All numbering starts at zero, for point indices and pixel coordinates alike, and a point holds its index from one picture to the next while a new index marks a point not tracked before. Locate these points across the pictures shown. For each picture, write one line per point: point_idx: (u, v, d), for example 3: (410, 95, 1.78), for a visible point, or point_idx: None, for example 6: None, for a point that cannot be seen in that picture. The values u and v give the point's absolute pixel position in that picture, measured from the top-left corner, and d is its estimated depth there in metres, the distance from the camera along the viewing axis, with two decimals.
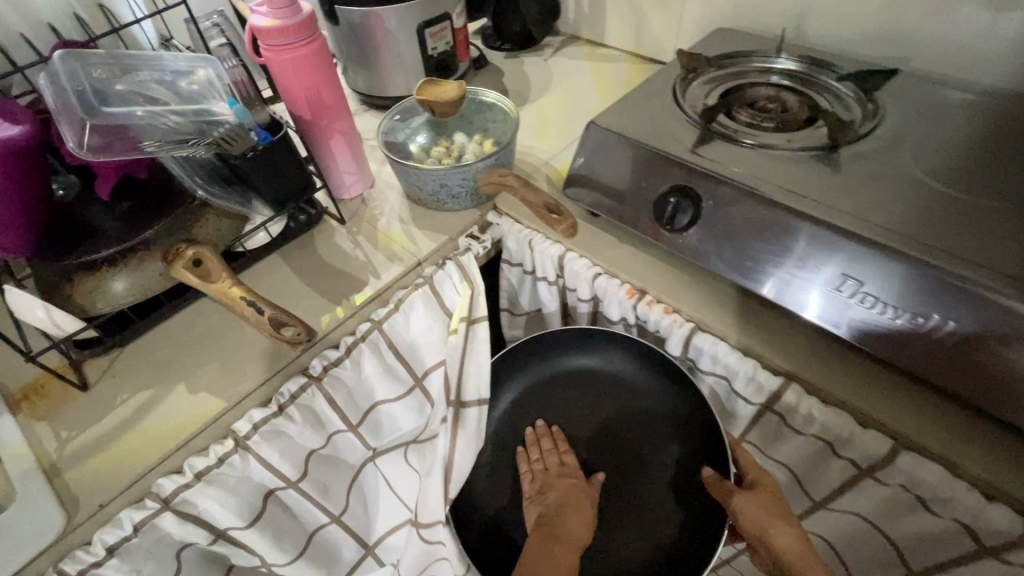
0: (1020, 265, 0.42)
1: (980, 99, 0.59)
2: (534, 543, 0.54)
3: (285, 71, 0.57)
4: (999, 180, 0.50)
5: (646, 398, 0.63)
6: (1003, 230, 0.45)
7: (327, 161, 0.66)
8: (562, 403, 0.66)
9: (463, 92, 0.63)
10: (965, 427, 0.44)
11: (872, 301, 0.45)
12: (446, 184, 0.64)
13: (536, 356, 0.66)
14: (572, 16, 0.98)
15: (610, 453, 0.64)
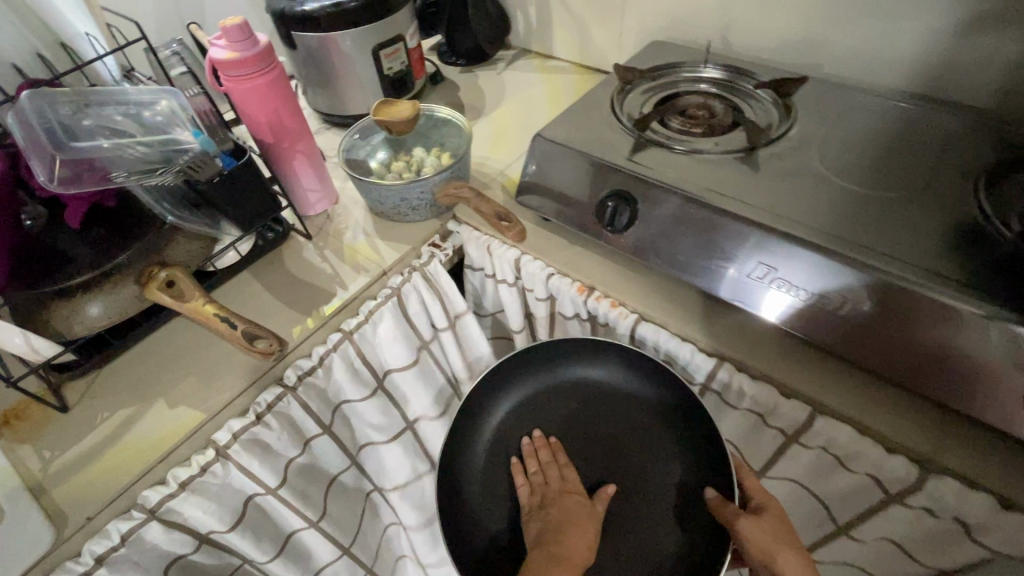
0: (906, 249, 0.49)
1: (879, 100, 0.66)
2: (535, 562, 0.53)
3: (246, 99, 0.60)
4: (893, 174, 0.57)
5: (648, 409, 0.63)
6: (893, 219, 0.52)
7: (291, 180, 0.69)
8: (557, 411, 0.67)
9: (416, 110, 0.67)
10: (868, 391, 0.50)
11: (785, 285, 0.51)
12: (406, 198, 0.68)
13: (537, 365, 0.67)
14: (522, 31, 1.03)
15: (611, 465, 0.63)
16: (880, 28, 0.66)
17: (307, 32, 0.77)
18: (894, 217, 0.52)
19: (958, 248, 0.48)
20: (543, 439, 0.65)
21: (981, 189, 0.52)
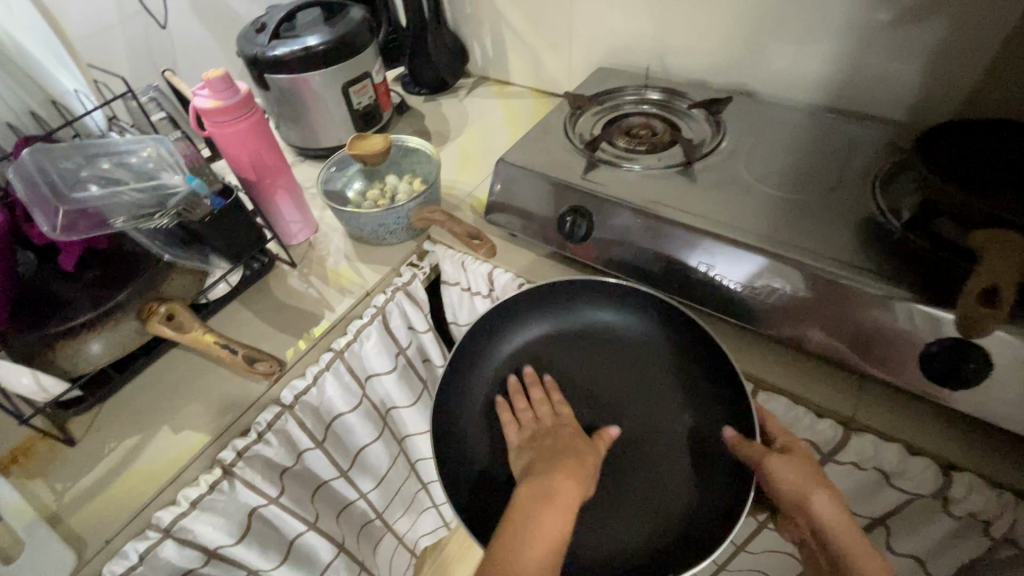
0: (820, 243, 0.57)
1: (795, 113, 0.76)
2: (525, 499, 0.50)
3: (229, 142, 0.65)
4: (809, 179, 0.66)
5: (664, 354, 0.63)
6: (809, 218, 0.60)
7: (273, 213, 0.74)
8: (556, 358, 0.67)
9: (387, 145, 0.73)
10: (799, 367, 0.59)
11: (721, 279, 0.59)
12: (383, 224, 0.74)
13: (557, 303, 0.67)
14: (479, 60, 1.11)
15: (621, 405, 0.62)
16: (791, 51, 0.76)
17: (279, 75, 0.82)
18: (809, 216, 0.61)
19: (861, 239, 0.57)
20: (537, 379, 0.64)
21: (877, 190, 0.62)
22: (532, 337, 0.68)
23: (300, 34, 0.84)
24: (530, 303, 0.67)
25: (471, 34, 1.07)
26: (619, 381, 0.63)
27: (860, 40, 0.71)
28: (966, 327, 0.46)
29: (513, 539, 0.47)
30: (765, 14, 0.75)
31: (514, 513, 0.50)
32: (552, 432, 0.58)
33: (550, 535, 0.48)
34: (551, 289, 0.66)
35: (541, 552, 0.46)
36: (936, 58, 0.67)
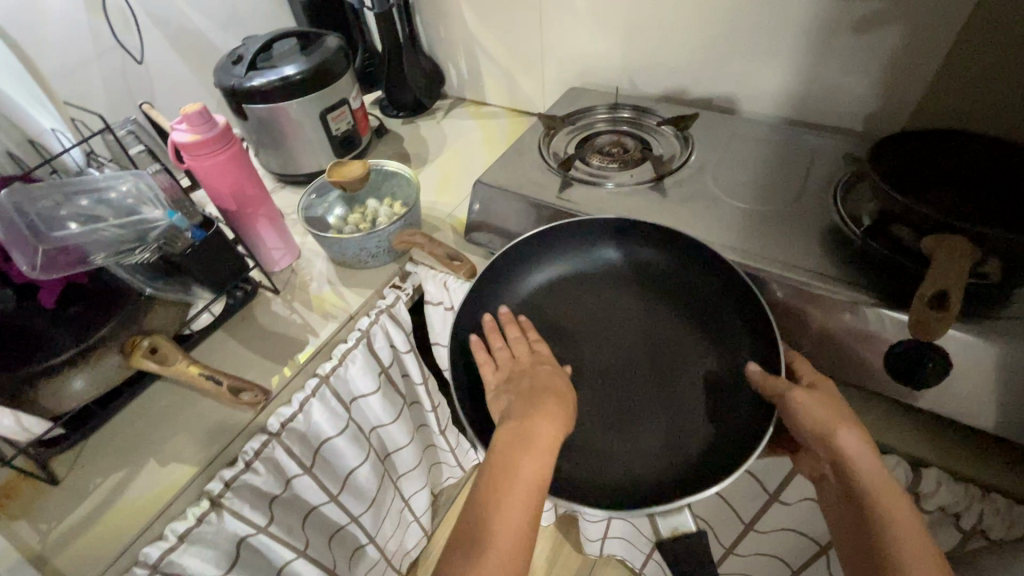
0: (787, 254, 0.60)
1: (759, 127, 0.79)
2: (501, 442, 0.52)
3: (209, 175, 0.66)
4: (775, 189, 0.68)
5: (693, 283, 0.66)
6: (777, 229, 0.63)
7: (255, 242, 0.75)
8: (545, 306, 0.69)
9: (365, 169, 0.75)
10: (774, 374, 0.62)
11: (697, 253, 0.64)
12: (364, 248, 0.75)
13: (579, 241, 0.70)
14: (455, 83, 1.13)
15: (632, 340, 0.64)
16: (752, 67, 0.79)
17: (257, 105, 0.83)
18: (775, 227, 0.64)
19: (825, 248, 0.60)
20: (511, 321, 0.65)
21: (837, 199, 0.65)
22: (528, 285, 0.71)
23: (277, 64, 0.85)
24: (535, 254, 0.70)
25: (446, 57, 1.10)
26: (607, 325, 0.66)
27: (815, 56, 0.74)
28: (921, 331, 0.47)
29: (503, 478, 0.49)
30: (726, 34, 0.78)
31: (495, 451, 0.51)
32: (529, 372, 0.59)
33: (535, 474, 0.50)
34: (552, 240, 0.69)
35: (525, 492, 0.49)
36: (887, 70, 0.70)
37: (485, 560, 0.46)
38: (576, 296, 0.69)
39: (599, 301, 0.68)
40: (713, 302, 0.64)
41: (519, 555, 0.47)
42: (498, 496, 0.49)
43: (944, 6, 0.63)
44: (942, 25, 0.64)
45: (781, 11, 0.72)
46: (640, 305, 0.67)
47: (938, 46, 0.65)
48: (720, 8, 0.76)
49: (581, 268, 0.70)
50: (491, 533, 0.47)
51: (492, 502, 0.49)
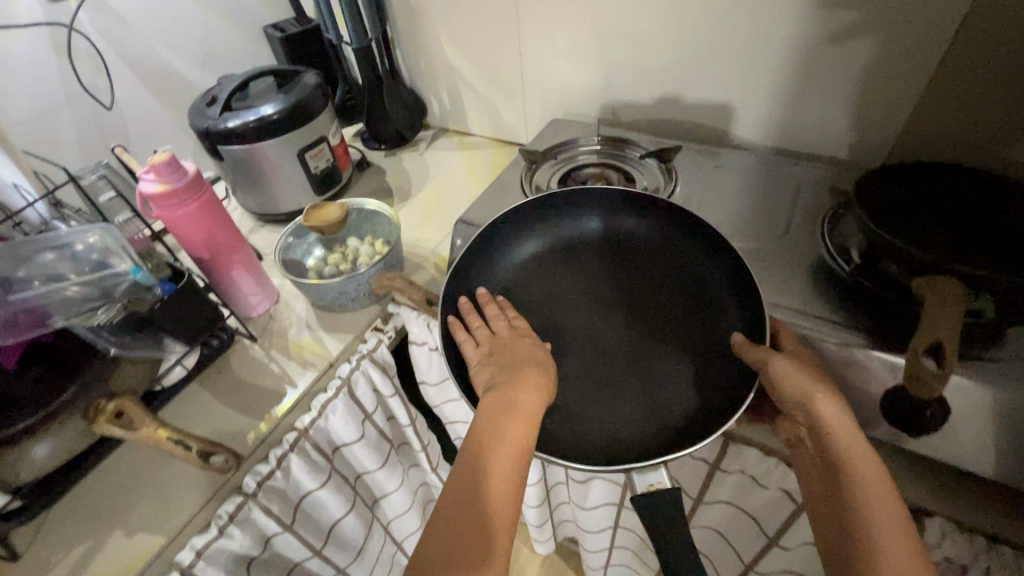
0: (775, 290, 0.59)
1: (744, 157, 0.79)
2: (488, 412, 0.54)
3: (180, 224, 0.64)
4: (762, 222, 0.67)
5: (674, 254, 0.70)
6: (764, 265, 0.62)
7: (231, 289, 0.73)
8: (530, 281, 0.72)
9: (343, 212, 0.73)
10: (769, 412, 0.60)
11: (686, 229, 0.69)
12: (344, 292, 0.72)
13: (564, 213, 0.74)
14: (438, 113, 1.12)
15: (614, 306, 0.67)
16: (732, 96, 0.79)
17: (232, 146, 0.81)
18: (762, 266, 0.62)
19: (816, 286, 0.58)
20: (490, 301, 0.67)
21: (825, 232, 0.63)
22: (507, 266, 0.73)
23: (253, 104, 0.84)
24: (518, 233, 0.74)
25: (428, 89, 1.09)
26: (591, 292, 0.69)
27: (795, 84, 0.73)
28: (919, 390, 0.46)
29: (489, 447, 0.51)
30: (705, 65, 0.78)
31: (481, 417, 0.54)
32: (509, 347, 0.61)
33: (518, 440, 0.52)
34: (536, 215, 0.74)
35: (510, 454, 0.51)
36: (866, 99, 0.70)
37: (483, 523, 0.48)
38: (562, 266, 0.72)
39: (584, 270, 0.72)
40: (696, 261, 0.68)
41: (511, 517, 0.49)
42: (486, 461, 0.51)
43: (922, 37, 0.62)
44: (920, 55, 0.63)
45: (759, 42, 0.72)
46: (622, 273, 0.70)
47: (918, 75, 0.65)
48: (698, 40, 0.75)
49: (564, 241, 0.74)
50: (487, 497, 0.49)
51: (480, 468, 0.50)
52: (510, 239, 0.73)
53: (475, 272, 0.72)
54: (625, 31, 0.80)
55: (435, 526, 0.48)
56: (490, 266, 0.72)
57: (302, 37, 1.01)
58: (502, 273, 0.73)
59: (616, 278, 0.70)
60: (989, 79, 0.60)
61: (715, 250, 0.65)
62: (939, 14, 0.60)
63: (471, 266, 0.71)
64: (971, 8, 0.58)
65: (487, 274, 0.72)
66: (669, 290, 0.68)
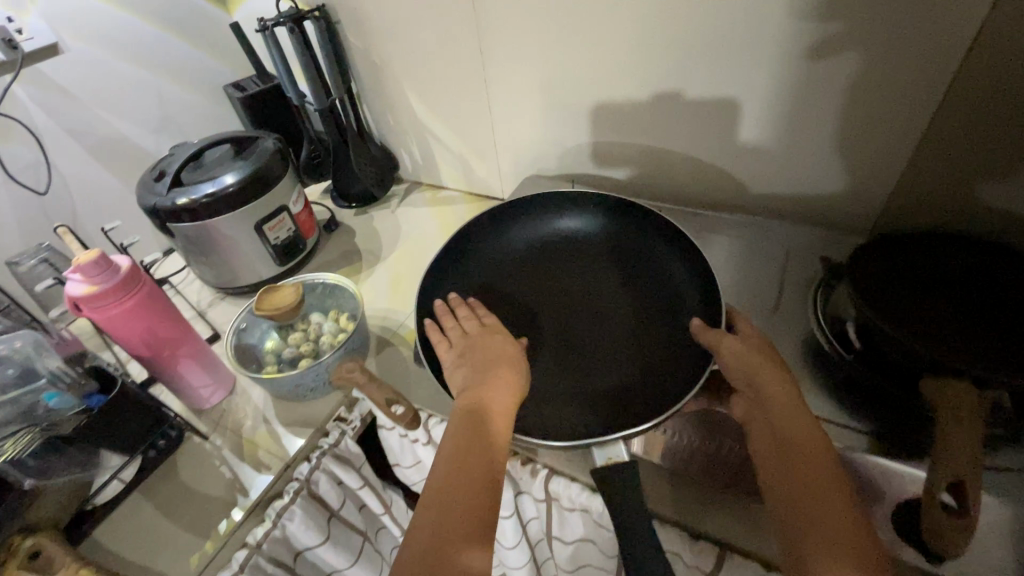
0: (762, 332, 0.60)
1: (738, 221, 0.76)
2: (464, 406, 0.51)
3: (114, 325, 0.58)
4: (754, 285, 0.67)
5: (633, 244, 0.75)
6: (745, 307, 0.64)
7: (179, 383, 0.67)
8: (507, 276, 0.75)
9: (299, 293, 0.69)
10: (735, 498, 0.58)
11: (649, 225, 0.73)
12: (302, 383, 0.67)
13: (535, 214, 0.79)
14: (410, 167, 1.08)
15: (583, 295, 0.71)
16: (711, 159, 0.73)
17: (183, 222, 0.76)
18: None
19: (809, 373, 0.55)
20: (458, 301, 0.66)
21: (818, 309, 0.58)
22: (487, 265, 0.77)
23: (206, 175, 0.79)
24: (499, 233, 0.79)
25: (398, 143, 1.05)
26: (563, 286, 0.72)
27: (778, 150, 0.67)
28: (938, 541, 0.40)
29: (467, 444, 0.48)
30: (680, 127, 0.72)
31: (461, 412, 0.51)
32: (480, 342, 0.59)
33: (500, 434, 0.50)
34: (515, 216, 0.79)
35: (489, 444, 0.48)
36: (853, 165, 0.64)
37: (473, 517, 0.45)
38: (538, 263, 0.76)
39: (559, 267, 0.75)
40: (659, 258, 0.72)
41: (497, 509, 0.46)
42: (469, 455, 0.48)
43: (908, 105, 0.56)
44: (908, 121, 0.57)
45: (735, 106, 0.66)
46: (593, 269, 0.74)
47: (906, 143, 0.59)
48: (670, 103, 0.70)
49: (541, 242, 0.78)
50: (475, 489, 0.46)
51: (461, 463, 0.48)
52: (490, 237, 0.79)
53: (459, 270, 0.76)
54: (593, 92, 0.75)
55: (419, 529, 0.45)
56: (471, 264, 0.77)
57: (261, 96, 0.96)
58: (481, 272, 0.76)
59: (588, 273, 0.73)
60: None
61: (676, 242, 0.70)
62: (927, 81, 0.54)
63: (452, 263, 0.76)
64: (956, 78, 0.52)
65: (469, 271, 0.76)
66: (637, 285, 0.71)
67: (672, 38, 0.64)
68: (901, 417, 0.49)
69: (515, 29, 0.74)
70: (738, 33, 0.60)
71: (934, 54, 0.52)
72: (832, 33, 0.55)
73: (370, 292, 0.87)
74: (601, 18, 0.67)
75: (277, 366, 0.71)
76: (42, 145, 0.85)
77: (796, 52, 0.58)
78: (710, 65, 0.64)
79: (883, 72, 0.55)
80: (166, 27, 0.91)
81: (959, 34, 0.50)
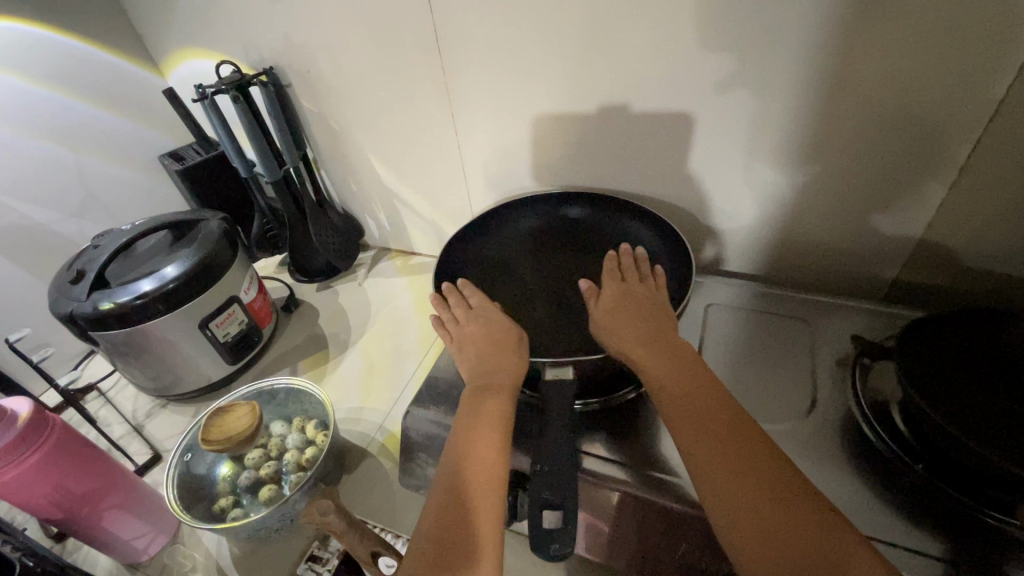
0: (771, 373, 0.58)
1: (749, 280, 0.70)
2: (467, 399, 0.51)
3: (12, 493, 0.45)
4: (774, 336, 0.62)
5: (622, 240, 0.71)
6: (762, 344, 0.62)
7: (106, 540, 0.54)
8: (506, 280, 0.71)
9: (255, 414, 0.60)
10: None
11: (633, 217, 0.70)
12: (262, 526, 0.55)
13: (513, 212, 0.74)
14: (377, 234, 0.98)
15: (573, 294, 0.68)
16: (713, 222, 0.68)
17: (111, 330, 0.63)
18: (795, 452, 0.51)
19: (859, 473, 0.48)
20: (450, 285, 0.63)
21: (857, 386, 0.53)
22: (483, 266, 0.73)
23: (140, 269, 0.67)
24: (496, 231, 0.75)
25: (362, 209, 0.95)
26: (568, 290, 0.68)
27: (787, 211, 0.63)
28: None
29: (471, 422, 0.48)
30: (681, 190, 0.66)
31: (463, 401, 0.51)
32: (466, 332, 0.58)
33: (494, 414, 0.49)
34: (510, 214, 0.75)
35: (490, 423, 0.48)
36: (866, 227, 0.60)
37: (460, 481, 0.44)
38: (531, 267, 0.72)
39: (547, 268, 0.71)
40: (653, 255, 0.68)
41: (498, 471, 0.45)
42: (471, 427, 0.48)
43: (931, 163, 0.53)
44: (929, 180, 0.54)
45: (743, 169, 0.61)
46: (592, 271, 0.70)
47: (925, 203, 0.56)
48: (668, 165, 0.65)
49: (527, 244, 0.74)
50: (466, 456, 0.45)
51: (465, 440, 0.47)
52: (483, 241, 0.75)
53: (456, 268, 0.72)
54: (579, 153, 0.69)
55: (431, 499, 0.44)
56: (469, 268, 0.73)
57: (204, 167, 0.86)
58: (482, 270, 0.72)
59: (585, 275, 0.70)
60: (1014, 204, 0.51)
61: (667, 233, 0.66)
62: (950, 137, 0.51)
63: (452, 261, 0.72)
64: (985, 132, 0.49)
65: (466, 270, 0.72)
66: None
67: (672, 99, 0.59)
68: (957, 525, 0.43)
69: (493, 92, 0.67)
70: (744, 91, 0.55)
71: (958, 113, 0.49)
72: (845, 95, 0.52)
73: (339, 386, 0.77)
74: (592, 80, 0.61)
75: (233, 497, 0.59)
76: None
77: (806, 112, 0.54)
78: (713, 128, 0.59)
79: (898, 125, 0.52)
80: (84, 97, 0.80)
81: (985, 92, 0.47)
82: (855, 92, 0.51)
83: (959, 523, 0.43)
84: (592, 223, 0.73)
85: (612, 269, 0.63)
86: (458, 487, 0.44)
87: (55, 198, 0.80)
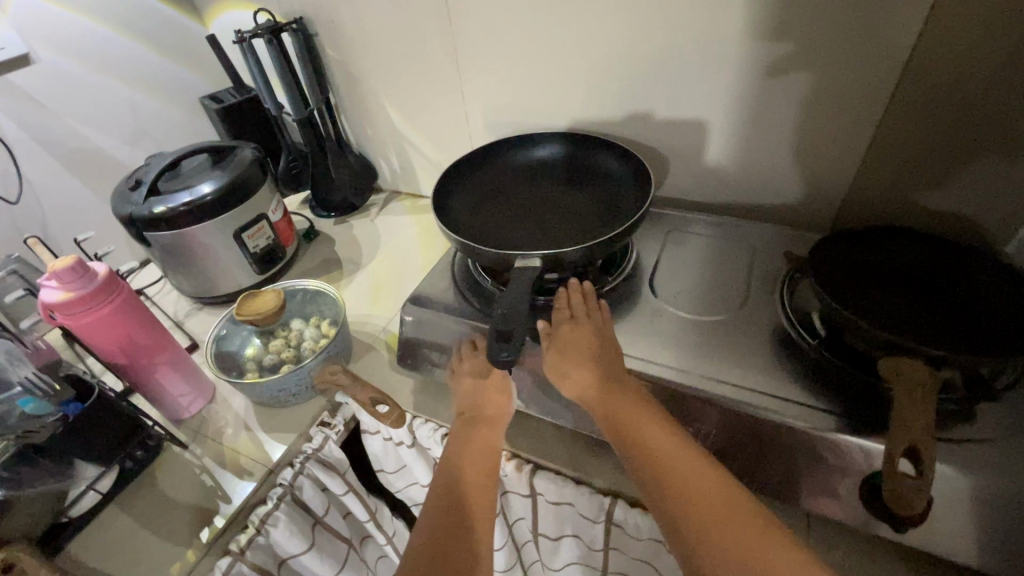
0: (716, 284, 0.67)
1: (715, 216, 0.78)
2: (458, 429, 0.61)
3: (89, 332, 0.57)
4: (727, 258, 0.71)
5: (599, 172, 0.79)
6: (713, 263, 0.71)
7: (157, 392, 0.66)
8: (493, 201, 0.79)
9: (279, 302, 0.70)
10: None
11: (607, 148, 0.78)
12: (283, 388, 0.67)
13: (502, 149, 0.82)
14: (389, 177, 1.09)
15: (546, 209, 0.77)
16: (681, 160, 0.77)
17: (160, 231, 0.75)
18: (727, 343, 0.60)
19: (776, 359, 0.58)
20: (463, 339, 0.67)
21: (785, 302, 0.62)
22: (477, 191, 0.81)
23: (184, 183, 0.78)
24: (491, 165, 0.83)
25: (376, 153, 1.06)
26: (544, 207, 0.77)
27: (743, 152, 0.71)
28: (898, 503, 0.43)
29: (462, 450, 0.59)
30: (652, 132, 0.75)
31: (458, 432, 0.61)
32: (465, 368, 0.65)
33: (485, 444, 0.59)
34: (501, 152, 0.83)
35: (481, 449, 0.59)
36: (808, 164, 0.68)
37: (450, 495, 0.54)
38: (517, 190, 0.80)
39: (530, 192, 0.80)
40: (621, 184, 0.77)
41: (487, 484, 0.56)
42: (463, 451, 0.58)
43: (859, 107, 0.61)
44: (860, 121, 0.62)
45: (705, 112, 0.70)
46: (568, 194, 0.78)
47: (858, 143, 0.63)
48: (641, 110, 0.73)
49: (514, 172, 0.82)
50: (458, 473, 0.56)
51: (458, 465, 0.57)
52: (477, 169, 0.83)
53: (450, 189, 0.79)
54: (565, 97, 0.77)
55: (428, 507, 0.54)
56: (459, 189, 0.81)
57: (240, 107, 0.97)
58: (474, 194, 0.80)
59: (563, 198, 0.78)
60: (950, 149, 0.58)
61: (632, 162, 0.75)
62: (874, 83, 0.59)
63: (447, 183, 0.79)
64: (902, 77, 0.57)
65: (460, 193, 0.80)
66: (600, 200, 0.76)
67: (642, 48, 0.67)
68: (856, 393, 0.53)
69: (490, 41, 0.76)
70: (702, 40, 0.64)
71: (880, 58, 0.57)
72: (785, 43, 0.60)
73: (350, 299, 0.88)
74: (574, 29, 0.70)
75: (258, 371, 0.70)
76: (11, 157, 0.83)
77: (754, 59, 0.62)
78: (677, 74, 0.68)
79: (832, 70, 0.60)
80: (137, 39, 0.92)
81: (900, 41, 0.55)
82: (794, 40, 0.59)
83: (866, 396, 0.52)
84: (575, 154, 0.80)
85: (562, 307, 0.62)
86: (448, 500, 0.54)
87: (112, 127, 0.93)
